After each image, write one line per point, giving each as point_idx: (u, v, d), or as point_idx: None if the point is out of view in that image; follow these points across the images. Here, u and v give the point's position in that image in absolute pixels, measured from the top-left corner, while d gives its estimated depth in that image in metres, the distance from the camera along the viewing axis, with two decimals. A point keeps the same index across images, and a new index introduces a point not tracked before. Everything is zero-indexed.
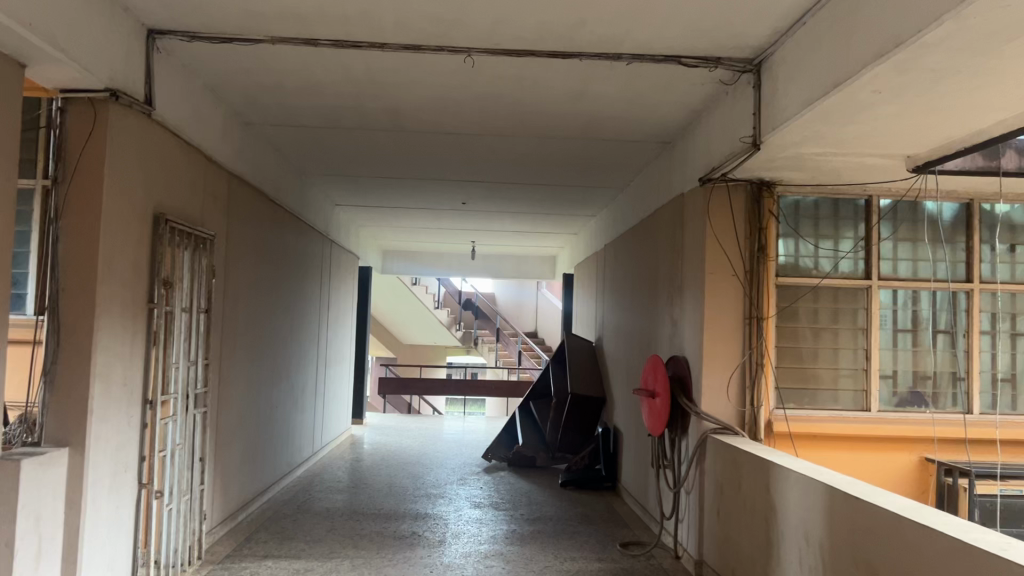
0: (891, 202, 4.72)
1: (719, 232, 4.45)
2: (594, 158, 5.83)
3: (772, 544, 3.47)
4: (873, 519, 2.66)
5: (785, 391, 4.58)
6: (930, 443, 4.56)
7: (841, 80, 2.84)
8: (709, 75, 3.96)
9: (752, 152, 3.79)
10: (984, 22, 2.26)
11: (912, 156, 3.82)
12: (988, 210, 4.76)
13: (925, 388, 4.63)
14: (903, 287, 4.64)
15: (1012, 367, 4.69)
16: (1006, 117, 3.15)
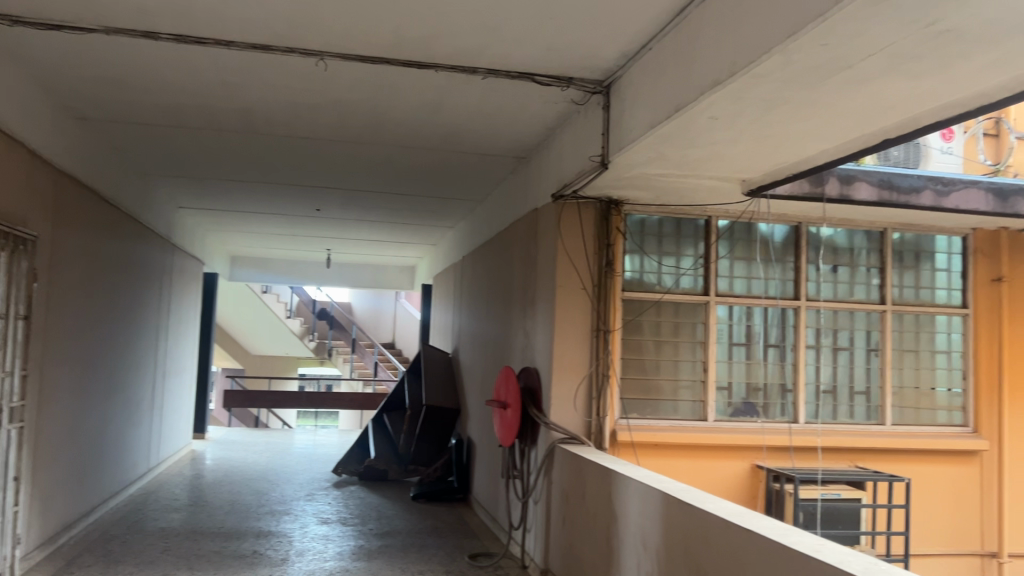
0: (728, 223, 4.99)
1: (569, 246, 4.58)
2: (451, 169, 5.83)
3: (612, 551, 3.57)
4: (705, 524, 2.78)
5: (629, 402, 4.75)
6: (759, 451, 4.82)
7: (682, 104, 2.97)
8: (561, 93, 4.05)
9: (600, 170, 3.92)
10: (808, 57, 2.42)
11: (747, 181, 4.06)
12: (814, 233, 5.10)
13: (757, 399, 4.93)
14: (737, 303, 4.92)
15: (833, 379, 5.05)
16: (829, 147, 3.38)
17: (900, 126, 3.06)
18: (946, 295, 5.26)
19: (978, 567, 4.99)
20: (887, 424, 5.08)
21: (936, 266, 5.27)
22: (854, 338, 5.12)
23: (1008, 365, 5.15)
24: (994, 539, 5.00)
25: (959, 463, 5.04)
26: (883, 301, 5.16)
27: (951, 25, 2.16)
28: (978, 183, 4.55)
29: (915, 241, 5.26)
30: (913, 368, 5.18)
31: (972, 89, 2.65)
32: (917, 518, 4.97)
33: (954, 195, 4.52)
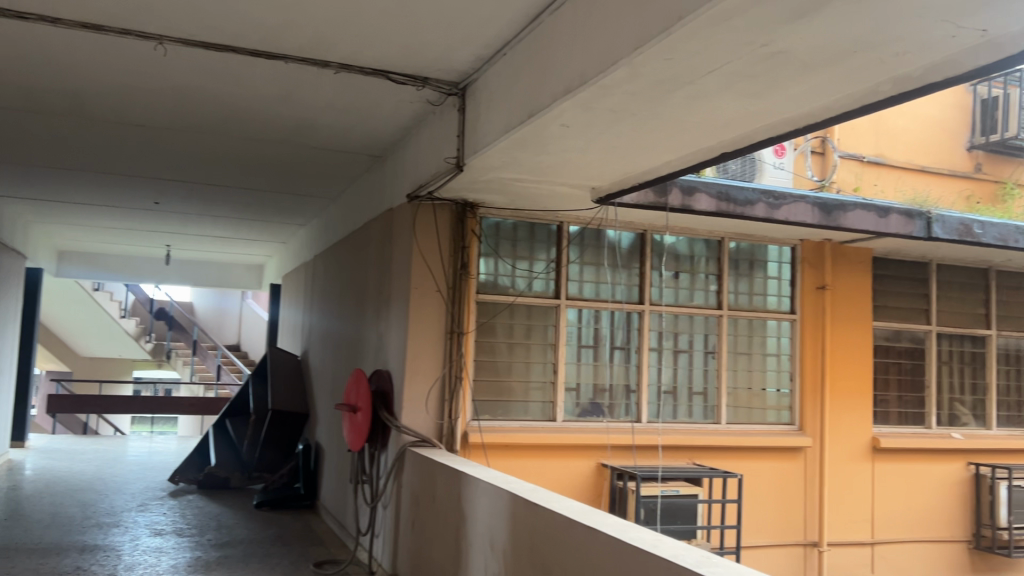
0: (579, 229, 5.11)
1: (424, 247, 4.57)
2: (302, 165, 5.67)
3: (459, 553, 3.58)
4: (549, 524, 2.83)
5: (481, 403, 4.77)
6: (604, 450, 4.95)
7: (535, 110, 3.01)
8: (417, 93, 4.02)
9: (455, 173, 3.91)
10: (654, 70, 2.51)
11: (597, 188, 4.17)
12: (659, 241, 5.30)
13: (603, 400, 5.07)
14: (586, 307, 5.06)
15: (674, 380, 5.27)
16: (674, 158, 3.52)
17: (738, 141, 3.23)
18: (776, 301, 5.61)
19: (800, 556, 5.34)
20: (722, 423, 5.36)
21: (768, 274, 5.61)
22: (693, 341, 5.36)
23: (830, 367, 5.55)
24: (815, 529, 5.37)
25: (785, 459, 5.38)
26: (720, 306, 5.44)
27: (781, 48, 2.30)
28: (806, 198, 4.79)
29: (750, 250, 5.57)
30: (746, 370, 5.49)
31: (801, 109, 2.83)
32: (747, 512, 5.26)
33: (784, 208, 4.74)
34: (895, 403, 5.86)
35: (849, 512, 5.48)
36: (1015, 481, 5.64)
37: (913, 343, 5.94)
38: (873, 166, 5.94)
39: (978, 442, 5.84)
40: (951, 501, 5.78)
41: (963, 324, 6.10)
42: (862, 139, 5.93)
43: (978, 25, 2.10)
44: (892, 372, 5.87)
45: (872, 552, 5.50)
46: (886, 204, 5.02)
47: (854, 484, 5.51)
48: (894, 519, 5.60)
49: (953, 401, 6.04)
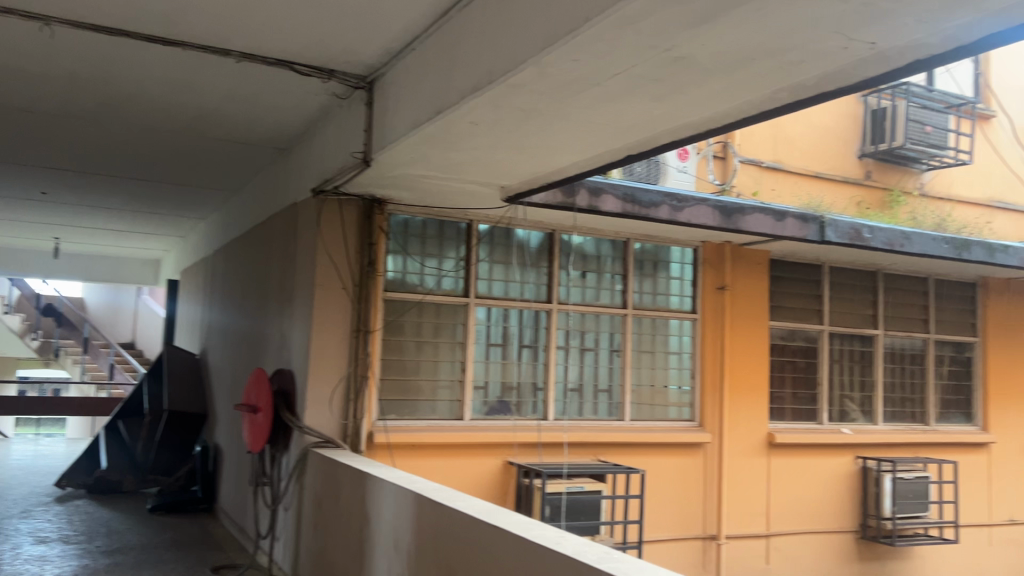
0: (489, 227, 5.11)
1: (329, 244, 4.52)
2: (203, 156, 5.47)
3: (363, 553, 3.53)
4: (453, 523, 2.81)
5: (386, 402, 4.71)
6: (510, 447, 4.96)
7: (443, 106, 2.99)
8: (322, 86, 3.93)
9: (362, 168, 3.85)
10: (560, 70, 2.52)
11: (506, 187, 4.18)
12: (567, 241, 5.34)
13: (510, 398, 5.09)
14: (495, 305, 5.07)
15: (579, 378, 5.33)
16: (581, 159, 3.55)
17: (643, 144, 3.28)
18: (678, 301, 5.74)
19: (699, 549, 5.48)
20: (625, 420, 5.45)
21: (671, 275, 5.74)
22: (599, 339, 5.44)
23: (729, 365, 5.72)
24: (713, 523, 5.53)
25: (685, 454, 5.51)
26: (625, 306, 5.53)
27: (684, 53, 2.34)
28: (707, 201, 4.91)
29: (654, 251, 5.68)
30: (649, 368, 5.61)
31: (703, 114, 2.89)
32: (649, 507, 5.36)
33: (686, 211, 4.84)
34: (789, 399, 6.09)
35: (745, 506, 5.66)
36: (899, 473, 5.94)
37: (807, 342, 6.19)
38: (771, 171, 6.14)
39: (865, 436, 6.12)
40: (840, 493, 6.05)
41: (852, 324, 6.39)
42: (762, 144, 6.13)
43: (869, 37, 2.19)
44: (786, 370, 6.10)
45: (768, 544, 5.70)
46: (783, 208, 5.19)
47: (750, 478, 5.70)
48: (786, 512, 5.82)
49: (843, 397, 6.32)
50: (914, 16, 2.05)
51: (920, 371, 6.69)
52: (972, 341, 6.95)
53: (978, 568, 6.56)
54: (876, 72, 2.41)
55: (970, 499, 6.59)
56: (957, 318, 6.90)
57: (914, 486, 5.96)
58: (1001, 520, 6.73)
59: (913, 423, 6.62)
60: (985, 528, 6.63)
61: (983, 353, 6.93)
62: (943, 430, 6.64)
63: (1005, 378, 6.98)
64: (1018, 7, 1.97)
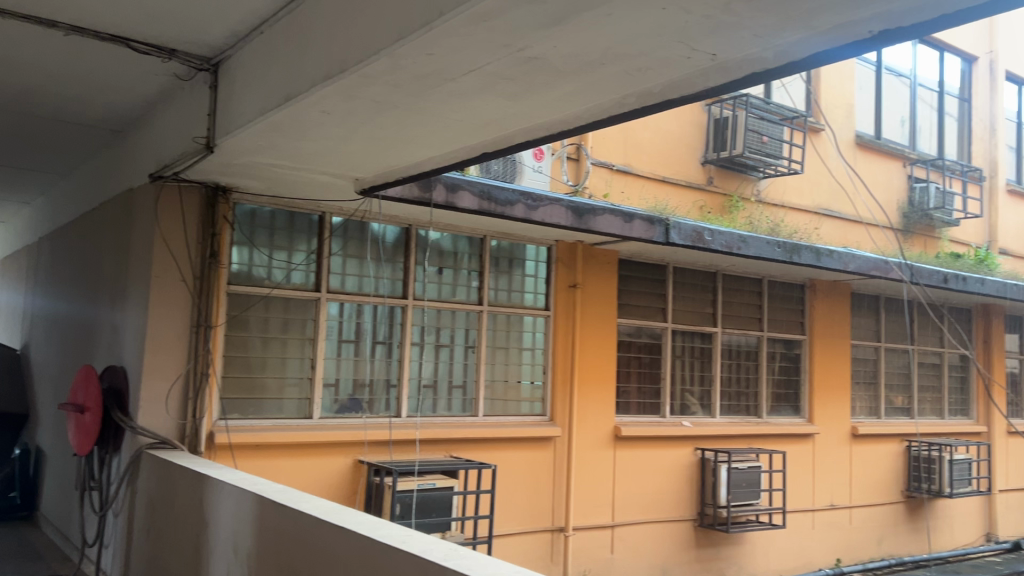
0: (342, 220, 4.98)
1: (167, 234, 4.31)
2: (27, 136, 5.04)
3: (200, 558, 3.36)
4: (295, 525, 2.72)
5: (229, 401, 4.51)
6: (361, 446, 4.85)
7: (293, 94, 2.88)
8: (162, 66, 3.71)
9: (205, 154, 3.67)
10: (413, 63, 2.49)
11: (360, 179, 4.09)
12: (423, 236, 5.29)
13: (362, 395, 4.99)
14: (347, 301, 4.96)
15: (434, 374, 5.31)
16: (435, 155, 3.52)
17: (497, 142, 3.30)
18: (532, 298, 5.81)
19: (548, 541, 5.58)
20: (479, 416, 5.47)
21: (525, 273, 5.80)
22: (453, 336, 5.43)
23: (579, 362, 5.85)
24: (562, 515, 5.64)
25: (536, 449, 5.58)
26: (480, 302, 5.55)
27: (536, 53, 2.36)
28: (561, 201, 4.98)
29: (509, 248, 5.72)
30: (503, 364, 5.65)
31: (556, 115, 2.93)
32: (500, 502, 5.39)
33: (540, 210, 4.90)
34: (634, 393, 6.32)
35: (592, 499, 5.81)
36: (733, 463, 6.28)
37: (651, 338, 6.44)
38: (621, 174, 6.33)
39: (703, 429, 6.44)
40: (679, 484, 6.33)
41: (694, 322, 6.70)
42: (612, 148, 6.30)
43: (710, 48, 2.29)
44: (632, 365, 6.32)
45: (613, 534, 5.89)
46: (631, 210, 5.36)
47: (597, 471, 5.86)
48: (630, 503, 6.02)
49: (684, 391, 6.62)
50: (750, 31, 2.15)
51: (754, 367, 7.10)
52: (801, 339, 7.44)
53: (803, 550, 7.03)
54: (716, 83, 2.52)
55: (796, 486, 7.05)
56: (787, 317, 7.38)
57: (747, 475, 6.31)
58: (823, 504, 7.25)
59: (747, 416, 7.01)
60: (808, 512, 7.13)
61: (810, 350, 7.43)
62: (774, 422, 7.08)
63: (828, 373, 7.53)
64: (843, 28, 2.11)
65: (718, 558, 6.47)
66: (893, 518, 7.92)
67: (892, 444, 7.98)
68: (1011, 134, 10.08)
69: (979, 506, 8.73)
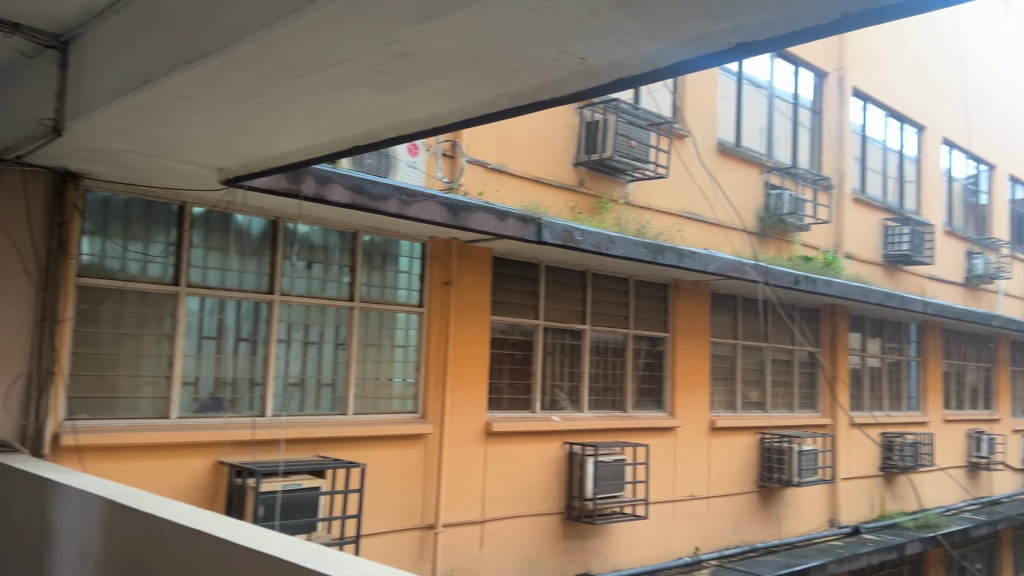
0: (204, 211, 4.78)
1: (8, 223, 4.03)
2: None
3: (41, 569, 3.14)
4: (148, 531, 2.59)
5: (77, 401, 4.25)
6: (222, 446, 4.65)
7: (151, 78, 2.74)
8: (5, 41, 3.44)
9: (52, 137, 3.44)
10: (280, 52, 2.42)
11: (224, 169, 3.93)
12: (291, 229, 5.14)
13: (224, 394, 4.81)
14: (209, 295, 4.76)
15: (301, 372, 5.18)
16: (304, 147, 3.43)
17: (369, 136, 3.25)
18: (405, 295, 5.76)
19: (417, 539, 5.54)
20: (348, 414, 5.37)
21: (399, 269, 5.74)
22: (323, 333, 5.31)
23: (452, 359, 5.85)
24: (431, 512, 5.61)
25: (406, 447, 5.53)
26: (351, 298, 5.46)
27: (408, 48, 2.34)
28: (435, 197, 4.96)
29: (382, 244, 5.65)
30: (374, 361, 5.58)
31: (428, 112, 2.92)
32: (369, 501, 5.30)
33: (414, 206, 4.85)
34: (506, 390, 6.38)
35: (462, 496, 5.81)
36: (600, 457, 6.44)
37: (524, 335, 6.52)
38: (495, 173, 6.37)
39: (572, 423, 6.58)
40: (548, 478, 6.44)
41: (564, 320, 6.83)
42: (487, 146, 6.33)
43: (579, 52, 2.33)
44: (505, 362, 6.38)
45: (482, 529, 5.92)
46: (505, 209, 5.39)
47: (468, 467, 5.87)
48: (500, 499, 6.07)
49: (554, 387, 6.74)
50: (618, 37, 2.21)
51: (620, 363, 7.32)
52: (664, 336, 7.73)
53: (664, 539, 7.30)
54: (586, 86, 2.57)
55: (658, 478, 7.32)
56: (652, 316, 7.64)
57: (613, 468, 6.48)
58: (682, 495, 7.56)
59: (613, 410, 7.22)
60: (669, 503, 7.41)
61: (673, 347, 7.73)
62: (638, 416, 7.32)
63: (689, 369, 7.85)
64: (704, 38, 2.19)
65: (584, 549, 6.63)
66: (748, 506, 8.35)
67: (747, 437, 8.41)
68: (857, 147, 10.81)
69: (823, 494, 9.34)
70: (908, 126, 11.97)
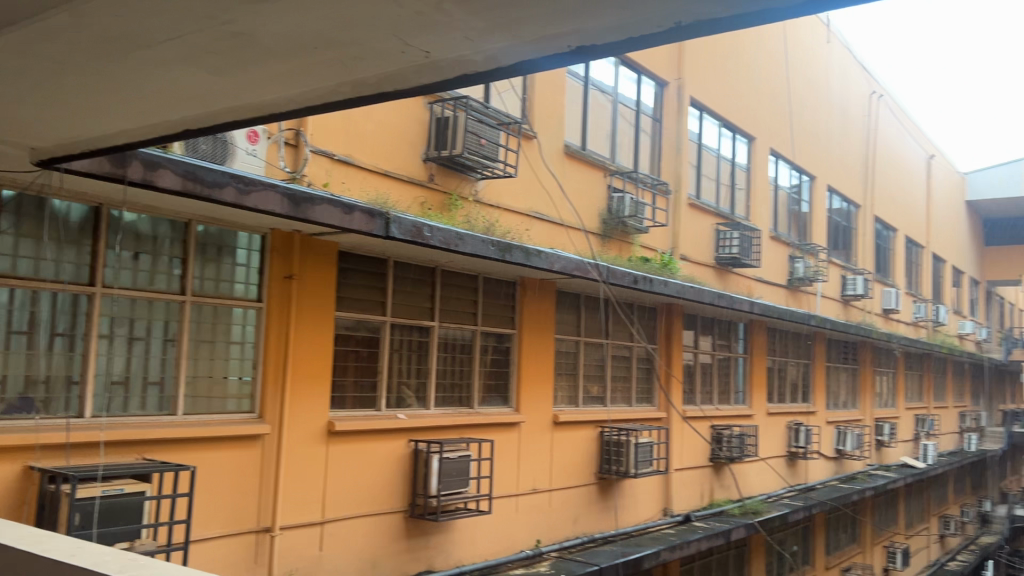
0: (16, 195, 4.39)
1: None
2: None
3: None
4: None
5: None
6: (32, 450, 4.25)
7: None
8: None
9: None
10: (100, 24, 2.24)
11: (37, 149, 3.62)
12: (116, 217, 4.80)
13: (36, 394, 4.43)
14: (20, 287, 4.38)
15: (126, 369, 4.87)
16: (129, 130, 3.20)
17: (202, 121, 3.08)
18: (243, 289, 5.52)
19: (252, 543, 5.30)
20: (178, 414, 5.10)
21: (236, 261, 5.49)
22: (150, 328, 5.01)
23: (292, 356, 5.65)
24: (268, 515, 5.39)
25: (242, 448, 5.29)
26: (183, 292, 5.17)
27: (243, 29, 2.23)
28: (276, 186, 4.77)
29: (218, 235, 5.39)
30: (207, 359, 5.32)
31: (266, 97, 2.80)
32: (202, 504, 5.02)
33: (253, 195, 4.65)
34: (350, 387, 6.24)
35: (301, 497, 5.63)
36: (444, 454, 6.44)
37: (369, 332, 6.41)
38: (341, 165, 6.23)
39: (417, 421, 6.54)
40: (391, 477, 6.37)
41: (411, 316, 6.77)
42: (333, 137, 6.17)
43: (422, 45, 2.30)
44: (349, 359, 6.25)
45: (322, 530, 5.76)
46: (350, 201, 5.27)
47: (308, 468, 5.70)
48: (340, 500, 5.93)
49: (400, 384, 6.68)
50: (461, 32, 2.19)
51: (467, 360, 7.35)
52: (511, 333, 7.82)
53: (506, 534, 7.39)
54: (430, 80, 2.54)
55: (502, 473, 7.41)
56: (499, 313, 7.70)
57: (457, 464, 6.49)
58: (525, 489, 7.68)
59: (459, 407, 7.23)
60: (512, 497, 7.51)
61: (518, 343, 7.84)
62: (484, 412, 7.36)
63: (534, 366, 7.98)
64: (546, 40, 2.22)
65: (427, 547, 6.61)
66: (588, 499, 8.59)
67: (588, 431, 8.66)
68: (694, 154, 11.35)
69: (658, 484, 9.76)
70: (740, 137, 12.71)
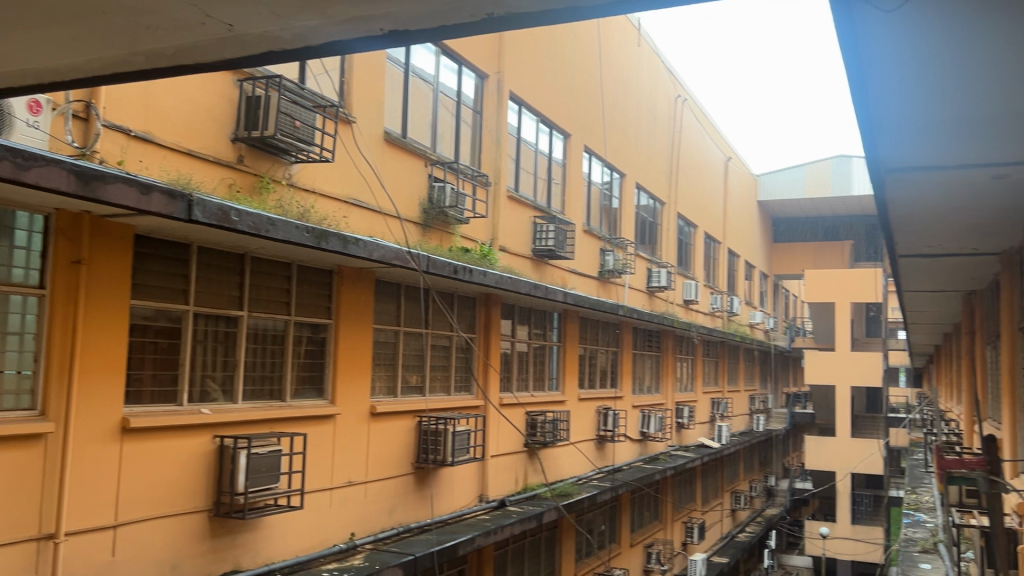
0: None
1: None
2: None
3: None
4: None
5: None
6: None
7: None
8: None
9: None
10: None
11: None
12: None
13: None
14: None
15: None
16: None
17: None
18: (21, 275, 5.01)
19: (32, 552, 4.85)
20: None
21: (14, 244, 4.98)
22: None
23: (80, 349, 5.20)
24: (51, 521, 4.94)
25: (21, 449, 4.82)
26: None
27: None
28: (60, 162, 4.37)
29: None
30: None
31: (49, 64, 2.55)
32: None
33: (33, 171, 4.23)
34: (148, 381, 5.86)
35: (91, 500, 5.22)
36: (253, 449, 6.17)
37: (169, 322, 6.03)
38: (138, 142, 5.80)
39: (222, 416, 6.23)
40: (194, 474, 6.03)
41: (217, 306, 6.44)
42: (130, 112, 5.74)
43: (225, 18, 2.17)
44: (147, 351, 5.85)
45: (114, 535, 5.37)
46: (148, 182, 4.91)
47: (98, 468, 5.28)
48: (135, 501, 5.55)
49: (204, 377, 6.34)
50: (268, 7, 2.09)
51: (279, 351, 7.10)
52: (327, 323, 7.63)
53: (320, 528, 7.23)
54: (234, 55, 2.41)
55: (316, 467, 7.22)
56: (314, 302, 7.48)
57: (267, 460, 6.24)
58: (340, 482, 7.53)
59: (269, 400, 6.97)
60: (326, 490, 7.34)
61: (334, 333, 7.66)
62: (296, 405, 7.14)
63: (351, 356, 7.83)
64: (357, 21, 2.16)
65: (233, 546, 6.33)
66: (405, 489, 8.55)
67: (406, 421, 8.63)
68: (512, 148, 11.55)
69: (474, 471, 9.89)
70: (557, 133, 13.08)
